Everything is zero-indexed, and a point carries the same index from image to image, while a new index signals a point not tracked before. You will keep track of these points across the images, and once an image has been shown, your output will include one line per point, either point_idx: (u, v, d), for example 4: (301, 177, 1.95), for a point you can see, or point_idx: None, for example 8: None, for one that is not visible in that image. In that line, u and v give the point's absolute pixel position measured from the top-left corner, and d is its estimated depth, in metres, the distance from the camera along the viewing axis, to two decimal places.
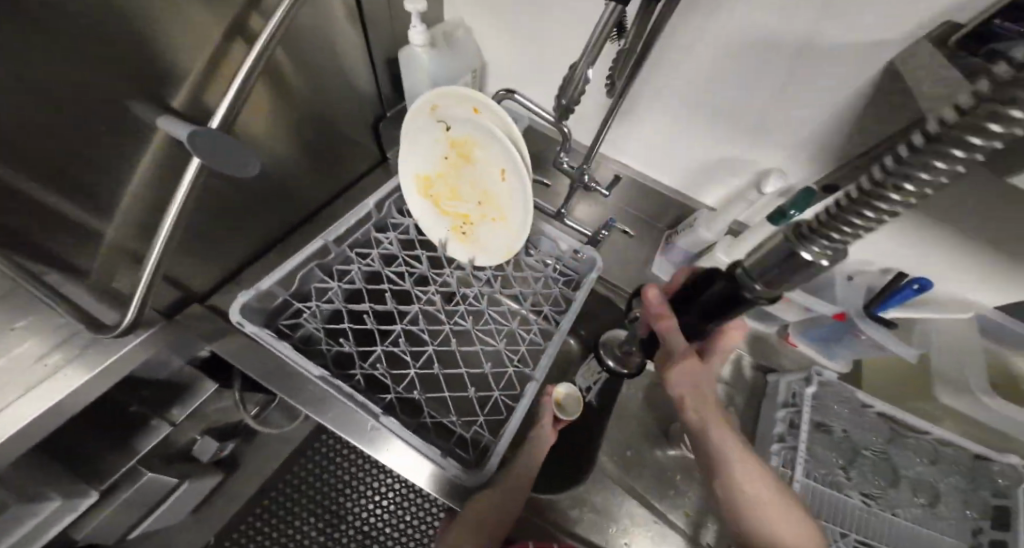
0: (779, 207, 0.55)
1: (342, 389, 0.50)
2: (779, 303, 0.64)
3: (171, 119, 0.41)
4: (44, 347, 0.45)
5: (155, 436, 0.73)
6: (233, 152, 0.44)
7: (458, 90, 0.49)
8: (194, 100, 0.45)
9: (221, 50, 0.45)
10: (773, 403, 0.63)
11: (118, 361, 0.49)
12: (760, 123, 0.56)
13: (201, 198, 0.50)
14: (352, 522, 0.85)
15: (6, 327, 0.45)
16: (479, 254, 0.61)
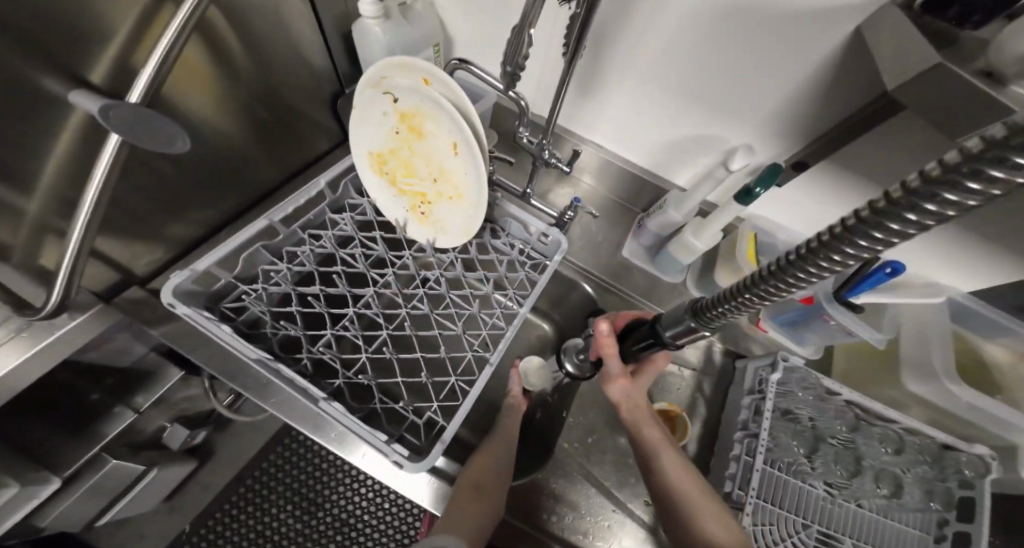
0: (746, 186, 0.54)
1: (283, 374, 0.48)
2: None
3: (81, 92, 0.39)
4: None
5: (119, 422, 0.71)
6: (150, 125, 0.42)
7: (404, 59, 0.46)
8: (122, 68, 0.42)
9: (149, 14, 0.42)
10: (740, 389, 0.63)
11: (56, 344, 0.47)
12: (727, 97, 0.54)
13: (135, 173, 0.47)
14: (330, 510, 0.84)
15: None
16: (438, 235, 0.59)
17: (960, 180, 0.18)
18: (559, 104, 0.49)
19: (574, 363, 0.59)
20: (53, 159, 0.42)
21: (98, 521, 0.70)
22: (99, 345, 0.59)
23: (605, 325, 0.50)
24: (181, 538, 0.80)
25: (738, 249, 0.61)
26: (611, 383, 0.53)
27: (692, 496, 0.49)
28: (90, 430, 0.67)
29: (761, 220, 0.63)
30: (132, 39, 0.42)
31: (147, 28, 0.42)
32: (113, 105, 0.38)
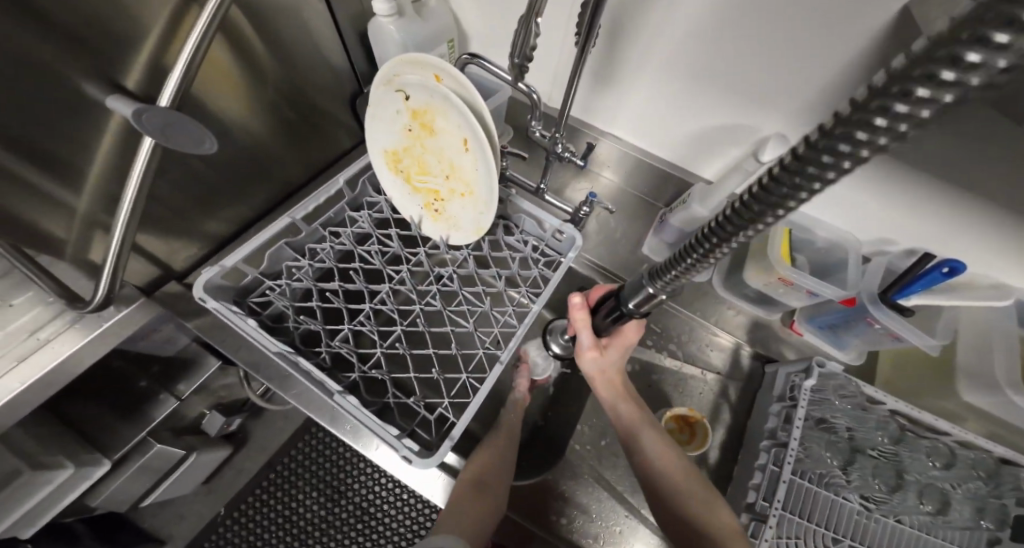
0: None
1: (302, 367, 0.50)
2: (780, 287, 0.58)
3: (117, 98, 0.40)
4: (35, 321, 0.48)
5: (164, 409, 0.75)
6: (180, 125, 0.42)
7: (415, 56, 0.46)
8: (156, 69, 0.43)
9: (179, 14, 0.42)
10: (769, 395, 0.60)
11: (106, 334, 0.51)
12: (756, 82, 0.50)
13: (169, 174, 0.50)
14: (352, 498, 0.87)
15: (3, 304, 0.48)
16: (451, 232, 0.59)
17: (894, 98, 0.16)
18: (571, 97, 0.47)
19: (559, 343, 0.63)
20: (100, 161, 0.44)
21: (142, 501, 0.76)
22: (145, 336, 0.64)
23: (579, 298, 0.50)
24: (216, 520, 0.86)
25: (771, 247, 0.57)
26: (583, 357, 0.53)
27: (676, 476, 0.50)
28: (138, 415, 0.72)
29: (798, 215, 0.58)
30: (165, 37, 0.42)
31: (179, 25, 0.42)
32: (144, 110, 0.39)
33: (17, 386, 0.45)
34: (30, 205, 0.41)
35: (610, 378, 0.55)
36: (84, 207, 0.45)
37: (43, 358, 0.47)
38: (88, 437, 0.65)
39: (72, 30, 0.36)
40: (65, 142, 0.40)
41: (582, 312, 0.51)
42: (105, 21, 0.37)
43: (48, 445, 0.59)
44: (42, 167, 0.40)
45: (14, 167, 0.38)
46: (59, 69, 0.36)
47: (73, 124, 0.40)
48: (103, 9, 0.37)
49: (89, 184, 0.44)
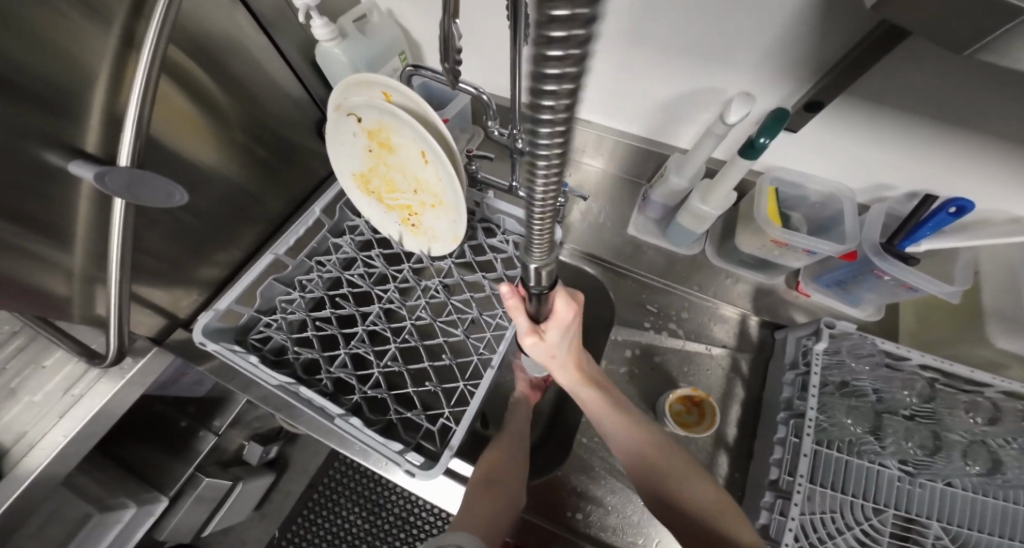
0: (749, 137, 0.46)
1: (302, 397, 0.51)
2: (776, 249, 0.55)
3: (80, 163, 0.41)
4: (65, 380, 0.52)
5: (204, 445, 0.79)
6: (146, 184, 0.44)
7: (361, 76, 0.47)
8: (114, 130, 0.44)
9: (121, 71, 0.42)
10: (781, 364, 0.57)
11: (131, 382, 0.54)
12: (705, 47, 0.47)
13: (154, 229, 0.52)
14: (391, 509, 0.86)
15: (37, 365, 0.53)
16: (432, 244, 0.59)
17: None
18: (519, 87, 0.46)
19: None
20: (89, 225, 0.46)
21: (202, 532, 0.77)
22: (174, 382, 0.68)
23: (504, 288, 0.44)
24: (273, 542, 0.89)
25: (757, 208, 0.53)
26: (523, 343, 0.49)
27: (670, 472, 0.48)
28: (179, 453, 0.75)
29: (784, 170, 0.55)
30: (110, 93, 0.42)
31: (121, 77, 0.42)
32: (109, 170, 0.40)
33: (62, 439, 0.49)
34: (33, 275, 0.44)
35: (561, 359, 0.52)
36: (86, 268, 0.48)
37: (80, 412, 0.51)
38: (135, 471, 0.69)
39: (27, 98, 0.36)
40: (54, 213, 0.43)
41: (513, 303, 0.45)
42: (56, 85, 0.38)
43: (110, 490, 0.63)
44: (45, 238, 0.43)
45: (18, 245, 0.41)
46: (20, 144, 0.37)
47: (57, 198, 0.42)
48: (49, 78, 0.37)
49: (83, 246, 0.47)
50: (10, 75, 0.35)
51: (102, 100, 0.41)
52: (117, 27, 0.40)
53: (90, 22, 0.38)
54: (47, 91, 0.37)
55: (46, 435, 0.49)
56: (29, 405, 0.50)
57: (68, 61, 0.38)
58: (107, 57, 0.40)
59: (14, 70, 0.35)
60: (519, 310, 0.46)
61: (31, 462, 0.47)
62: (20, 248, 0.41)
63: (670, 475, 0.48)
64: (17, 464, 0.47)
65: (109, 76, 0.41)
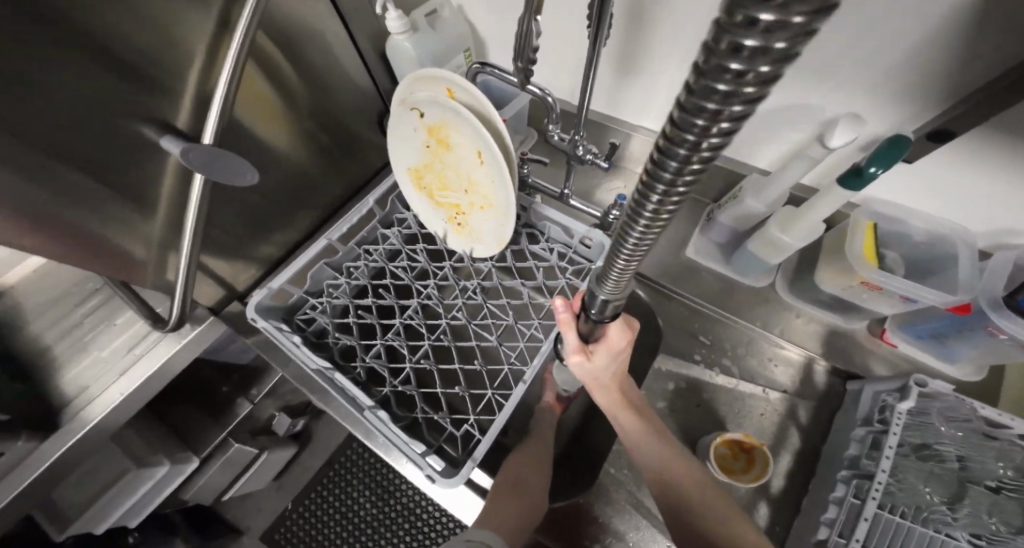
0: (854, 165, 0.42)
1: (337, 383, 0.51)
2: (865, 291, 0.49)
3: (170, 138, 0.43)
4: (131, 339, 0.55)
5: (239, 413, 0.84)
6: (227, 162, 0.45)
7: (428, 72, 0.46)
8: (203, 109, 0.46)
9: (214, 56, 0.44)
10: (851, 419, 0.50)
11: (187, 347, 0.57)
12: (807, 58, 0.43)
13: (225, 205, 0.55)
14: (400, 498, 0.86)
15: (110, 321, 0.57)
16: (476, 245, 0.58)
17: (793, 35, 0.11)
18: (587, 94, 0.43)
19: None
20: (168, 198, 0.49)
21: (224, 494, 0.80)
22: (223, 348, 0.71)
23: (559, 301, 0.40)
24: (285, 513, 0.90)
25: (850, 244, 0.48)
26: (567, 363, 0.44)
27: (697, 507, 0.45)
28: (218, 418, 0.80)
29: (884, 204, 0.49)
30: (202, 75, 0.44)
31: (213, 61, 0.44)
32: (192, 147, 0.42)
33: (118, 397, 0.52)
34: (117, 241, 0.47)
35: (605, 384, 0.47)
36: (164, 238, 0.51)
37: (138, 371, 0.54)
38: (177, 433, 0.74)
39: (134, 75, 0.39)
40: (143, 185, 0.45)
41: (567, 319, 0.41)
42: (154, 64, 0.39)
43: (153, 449, 0.67)
44: (130, 207, 0.45)
45: (109, 211, 0.44)
46: (122, 119, 0.40)
47: (143, 172, 0.44)
48: (154, 59, 0.39)
49: (160, 218, 0.49)
50: (122, 53, 0.37)
51: (194, 83, 0.43)
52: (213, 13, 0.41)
53: (189, 6, 0.39)
54: (149, 69, 0.39)
55: (105, 391, 0.52)
56: (97, 358, 0.54)
57: (171, 44, 0.40)
58: (202, 42, 0.42)
59: (124, 47, 0.37)
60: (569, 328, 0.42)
61: (89, 414, 0.50)
62: (107, 214, 0.44)
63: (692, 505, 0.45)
64: (81, 410, 0.51)
65: (202, 58, 0.43)
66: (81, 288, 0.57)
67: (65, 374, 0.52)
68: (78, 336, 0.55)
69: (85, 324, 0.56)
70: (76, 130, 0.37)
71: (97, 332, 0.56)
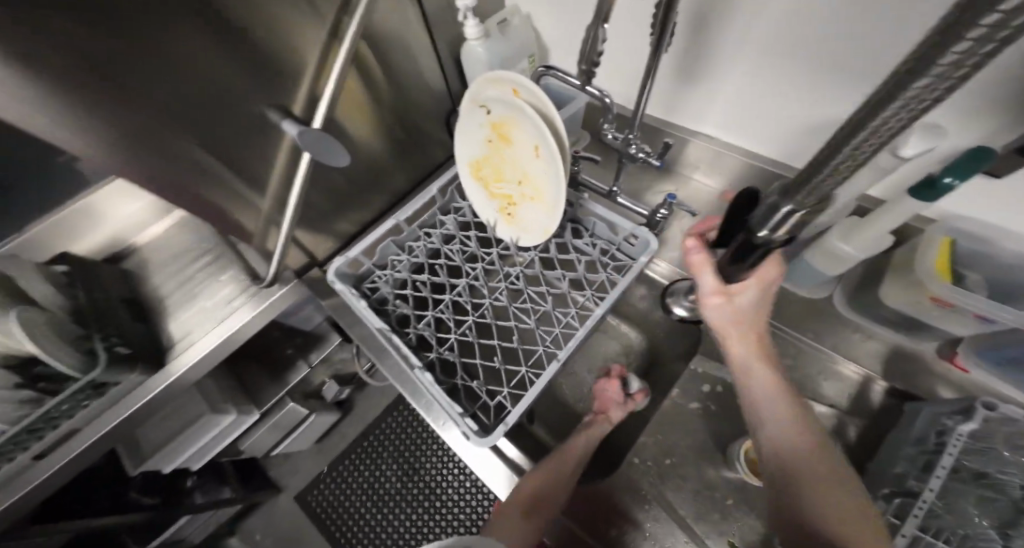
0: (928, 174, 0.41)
1: (395, 343, 0.55)
2: (933, 308, 0.47)
3: (291, 122, 0.49)
4: (230, 293, 0.64)
5: (296, 374, 0.86)
6: (329, 149, 0.51)
7: (496, 73, 0.51)
8: (313, 99, 0.53)
9: (327, 55, 0.51)
10: (906, 438, 0.48)
11: (271, 305, 0.65)
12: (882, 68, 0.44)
13: (317, 184, 0.62)
14: (425, 477, 0.91)
15: (216, 275, 0.66)
16: (522, 235, 0.61)
17: None
18: (644, 97, 0.45)
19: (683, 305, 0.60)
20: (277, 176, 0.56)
21: (272, 451, 0.90)
22: (294, 312, 0.79)
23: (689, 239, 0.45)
24: (320, 476, 0.98)
25: (922, 261, 0.47)
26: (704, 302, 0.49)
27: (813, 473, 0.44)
28: (281, 376, 0.85)
29: (962, 220, 0.47)
30: (315, 71, 0.51)
31: (325, 60, 0.51)
32: (307, 130, 0.48)
33: (208, 346, 0.60)
34: (229, 208, 0.54)
35: (746, 322, 0.49)
36: (269, 210, 0.59)
37: (229, 323, 0.62)
38: (245, 387, 0.81)
39: (264, 68, 0.46)
40: (258, 162, 0.53)
41: (700, 255, 0.46)
42: (279, 59, 0.47)
43: (223, 396, 0.75)
44: (245, 180, 0.53)
45: (230, 181, 0.52)
46: (251, 104, 0.47)
47: (257, 150, 0.52)
48: (281, 55, 0.47)
49: (267, 192, 0.57)
50: (259, 49, 0.45)
51: (307, 79, 0.51)
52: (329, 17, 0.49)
53: (310, 10, 0.47)
54: (275, 63, 0.47)
55: (201, 338, 0.61)
56: (201, 308, 0.63)
57: (295, 43, 0.47)
58: (317, 43, 0.49)
59: (261, 45, 0.45)
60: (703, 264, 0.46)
61: (183, 359, 0.59)
62: (228, 184, 0.52)
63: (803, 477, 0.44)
64: (181, 353, 0.60)
65: (318, 56, 0.50)
66: (202, 247, 0.69)
67: (173, 320, 0.63)
68: (188, 288, 0.66)
69: (198, 276, 0.66)
70: (213, 112, 0.44)
71: (202, 285, 0.66)
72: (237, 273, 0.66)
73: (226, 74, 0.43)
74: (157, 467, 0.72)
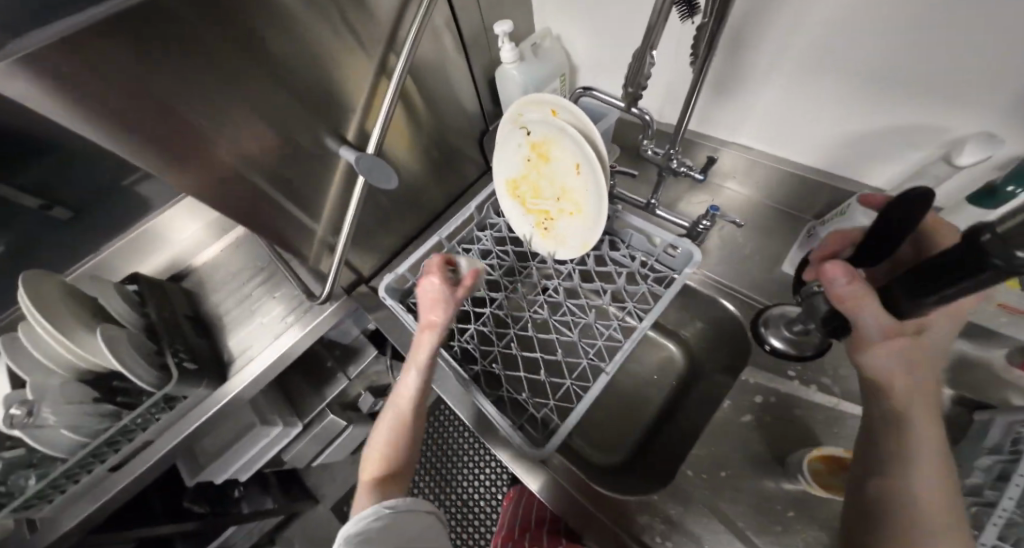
0: (991, 184, 0.42)
1: (443, 355, 0.57)
2: (1003, 316, 0.46)
3: (348, 148, 0.54)
4: (284, 311, 0.71)
5: (335, 387, 0.86)
6: (380, 168, 0.54)
7: (535, 96, 0.53)
8: (362, 128, 0.56)
9: (375, 86, 0.54)
10: (979, 450, 0.46)
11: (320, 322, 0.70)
12: (915, 79, 0.44)
13: (365, 207, 0.66)
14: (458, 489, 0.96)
15: (272, 293, 0.73)
16: (558, 249, 0.62)
17: None
18: (687, 115, 0.47)
19: (783, 336, 0.57)
20: (329, 200, 0.59)
21: (312, 462, 0.94)
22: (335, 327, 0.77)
23: (837, 265, 0.37)
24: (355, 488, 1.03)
25: None
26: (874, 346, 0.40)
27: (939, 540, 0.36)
28: (321, 388, 0.86)
29: None
30: (365, 104, 0.54)
31: (374, 93, 0.54)
32: (361, 155, 0.52)
33: (264, 363, 0.66)
34: (286, 233, 0.58)
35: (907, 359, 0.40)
36: (322, 232, 0.62)
37: (283, 341, 0.68)
38: (291, 400, 0.84)
39: (321, 103, 0.49)
40: (312, 188, 0.56)
41: (859, 289, 0.37)
42: (334, 95, 0.50)
43: (274, 408, 0.80)
44: (300, 207, 0.56)
45: (289, 208, 0.55)
46: (308, 136, 0.50)
47: (311, 179, 0.54)
48: (337, 90, 0.50)
49: (320, 216, 0.60)
50: (316, 88, 0.48)
51: (357, 113, 0.54)
52: (378, 52, 0.51)
53: (361, 46, 0.49)
54: (331, 99, 0.50)
55: (258, 355, 0.67)
56: (260, 324, 0.70)
57: (349, 80, 0.50)
58: (367, 77, 0.52)
59: (319, 83, 0.47)
60: (861, 302, 0.38)
61: (241, 376, 0.65)
62: (285, 210, 0.55)
63: (927, 527, 0.36)
64: (240, 370, 0.66)
65: (367, 89, 0.53)
66: (256, 265, 0.76)
67: (235, 337, 0.70)
68: (246, 305, 0.73)
69: (254, 294, 0.74)
70: (276, 141, 0.47)
71: (260, 303, 0.73)
72: (289, 292, 0.72)
73: (286, 110, 0.46)
74: (211, 477, 0.75)
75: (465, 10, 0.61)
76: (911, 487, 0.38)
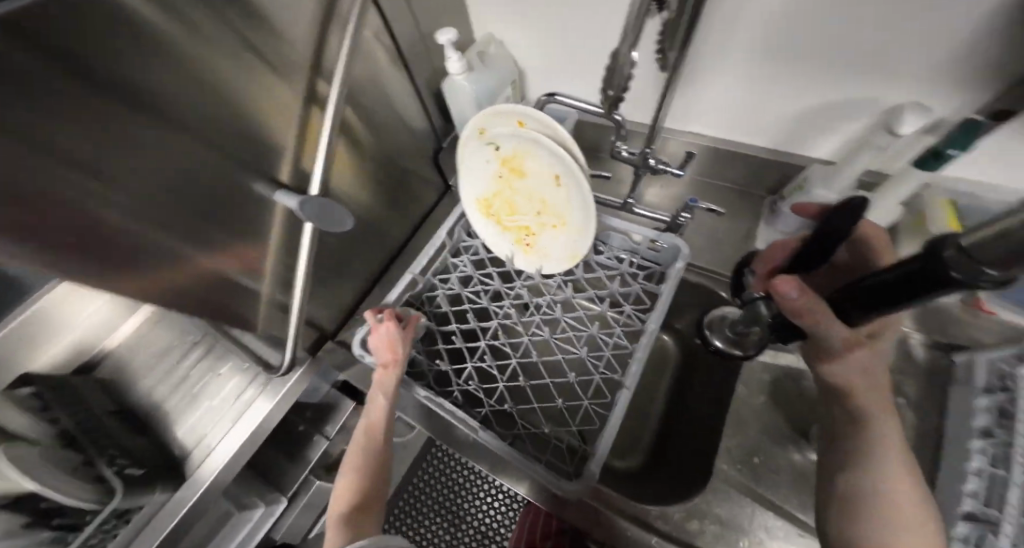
0: (932, 147, 0.44)
1: (446, 406, 0.51)
2: None
3: (285, 192, 0.44)
4: (237, 387, 0.59)
5: (315, 450, 0.77)
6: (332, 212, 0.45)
7: (499, 108, 0.49)
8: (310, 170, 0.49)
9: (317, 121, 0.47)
10: (969, 390, 0.50)
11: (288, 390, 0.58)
12: (860, 56, 0.46)
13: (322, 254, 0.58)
14: None
15: (216, 371, 0.61)
16: (543, 263, 0.60)
17: None
18: (662, 114, 0.46)
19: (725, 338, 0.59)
20: (280, 256, 0.51)
21: None
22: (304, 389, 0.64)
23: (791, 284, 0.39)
24: None
25: (933, 221, 0.49)
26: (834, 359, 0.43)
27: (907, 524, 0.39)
28: (301, 454, 0.77)
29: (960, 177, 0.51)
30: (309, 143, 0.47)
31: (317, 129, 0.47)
32: (307, 199, 0.43)
33: (237, 444, 0.54)
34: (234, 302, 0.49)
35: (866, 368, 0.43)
36: (276, 293, 0.54)
37: (250, 415, 0.56)
38: (265, 475, 0.74)
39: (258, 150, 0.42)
40: (259, 247, 0.48)
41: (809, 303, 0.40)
42: (273, 139, 0.42)
43: (247, 488, 0.70)
44: (246, 270, 0.48)
45: (233, 274, 0.46)
46: (247, 191, 0.42)
47: (256, 237, 0.46)
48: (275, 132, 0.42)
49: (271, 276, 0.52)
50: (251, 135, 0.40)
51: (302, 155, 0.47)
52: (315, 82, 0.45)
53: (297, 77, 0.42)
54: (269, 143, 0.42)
55: (223, 440, 0.55)
56: (213, 407, 0.59)
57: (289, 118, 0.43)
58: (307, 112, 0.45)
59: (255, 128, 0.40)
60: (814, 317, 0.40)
61: (209, 466, 0.53)
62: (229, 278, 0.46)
63: (894, 508, 0.39)
64: (200, 467, 0.53)
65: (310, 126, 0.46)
66: (188, 339, 0.64)
67: (184, 428, 0.59)
68: (189, 390, 0.61)
69: (192, 376, 0.62)
70: (218, 207, 0.40)
71: (206, 385, 0.61)
72: (239, 362, 0.60)
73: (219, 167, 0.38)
74: None
75: (402, 24, 0.56)
76: (878, 475, 0.41)
